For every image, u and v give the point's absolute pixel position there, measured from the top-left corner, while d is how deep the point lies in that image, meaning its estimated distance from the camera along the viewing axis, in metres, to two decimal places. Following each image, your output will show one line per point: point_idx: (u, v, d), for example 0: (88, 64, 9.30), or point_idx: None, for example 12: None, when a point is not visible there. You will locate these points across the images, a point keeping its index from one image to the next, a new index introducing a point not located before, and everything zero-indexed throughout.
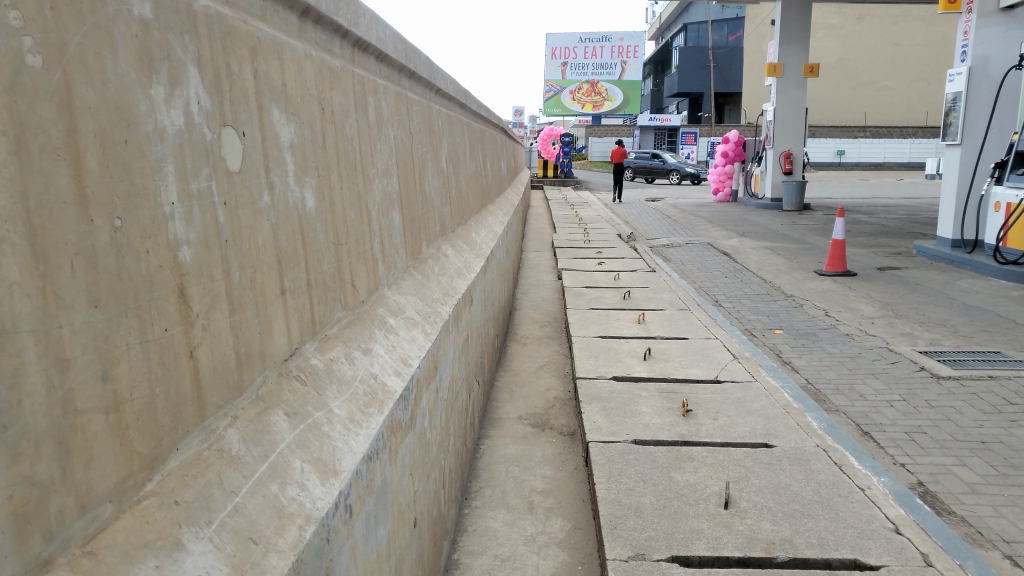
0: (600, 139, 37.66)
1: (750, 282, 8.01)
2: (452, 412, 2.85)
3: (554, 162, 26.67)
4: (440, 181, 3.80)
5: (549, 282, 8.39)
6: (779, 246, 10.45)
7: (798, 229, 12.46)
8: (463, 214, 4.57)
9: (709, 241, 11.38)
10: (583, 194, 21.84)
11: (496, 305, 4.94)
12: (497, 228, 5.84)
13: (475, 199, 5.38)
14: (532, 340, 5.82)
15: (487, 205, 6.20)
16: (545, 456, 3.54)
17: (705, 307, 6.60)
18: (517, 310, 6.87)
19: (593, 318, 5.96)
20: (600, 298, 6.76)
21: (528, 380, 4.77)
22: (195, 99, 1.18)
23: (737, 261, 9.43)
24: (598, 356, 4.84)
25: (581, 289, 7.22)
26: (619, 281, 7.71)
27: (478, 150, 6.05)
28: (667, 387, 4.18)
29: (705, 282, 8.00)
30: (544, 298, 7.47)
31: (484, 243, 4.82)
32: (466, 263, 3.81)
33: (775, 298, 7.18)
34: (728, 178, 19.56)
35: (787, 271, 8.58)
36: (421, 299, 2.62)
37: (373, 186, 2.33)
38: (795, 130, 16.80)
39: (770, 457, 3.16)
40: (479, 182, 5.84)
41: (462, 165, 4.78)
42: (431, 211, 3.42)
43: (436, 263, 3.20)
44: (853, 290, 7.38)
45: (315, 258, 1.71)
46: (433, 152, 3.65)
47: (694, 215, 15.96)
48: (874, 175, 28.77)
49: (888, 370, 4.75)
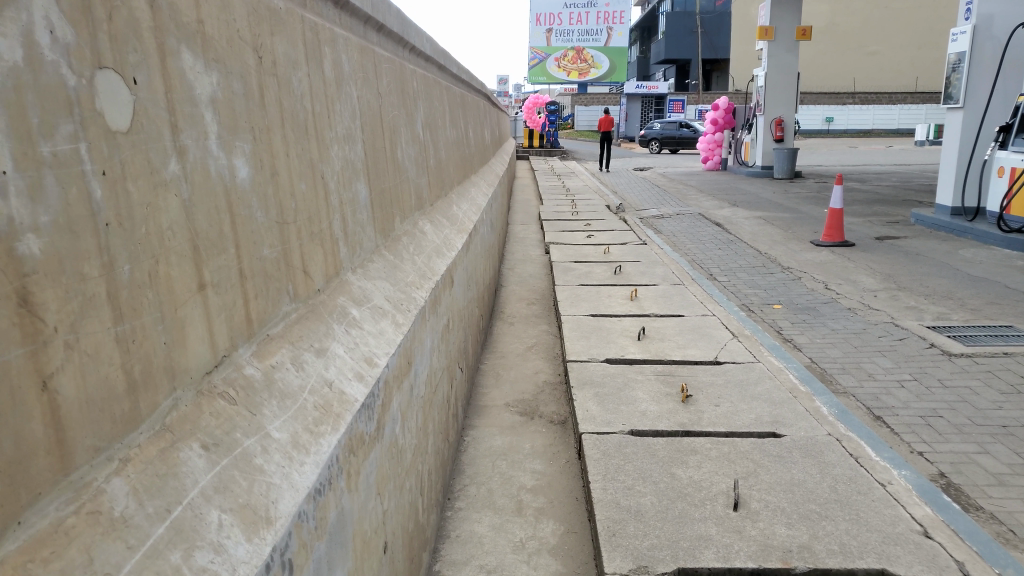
0: (586, 108, 37.07)
1: (745, 254, 7.74)
2: (431, 407, 2.56)
3: (540, 132, 26.17)
4: (417, 151, 3.47)
5: (537, 256, 8.08)
6: (772, 216, 10.18)
7: (791, 199, 12.19)
8: (444, 188, 4.24)
9: (701, 211, 11.09)
10: (570, 164, 21.44)
11: (481, 284, 4.64)
12: (481, 201, 5.51)
13: (457, 171, 5.06)
14: (520, 318, 5.53)
15: (470, 176, 5.87)
16: (535, 448, 3.26)
17: (699, 281, 6.33)
18: (504, 286, 6.58)
19: (583, 294, 5.67)
20: (590, 273, 6.47)
21: (515, 362, 4.49)
22: (39, 28, 0.86)
23: (729, 232, 9.16)
24: (590, 336, 4.56)
25: (570, 263, 6.93)
26: (609, 254, 7.42)
27: (460, 118, 5.70)
28: (664, 369, 3.90)
29: (698, 255, 7.72)
30: (531, 274, 7.17)
31: (467, 216, 4.50)
32: (447, 241, 3.50)
33: (772, 270, 6.92)
34: (718, 146, 19.37)
35: (783, 241, 8.32)
36: (392, 283, 2.31)
37: (331, 154, 2.00)
38: (786, 97, 16.45)
39: (779, 449, 2.91)
40: (462, 152, 5.51)
41: (442, 134, 4.45)
42: (406, 184, 3.09)
43: (411, 240, 2.88)
44: (851, 262, 7.13)
45: (251, 242, 1.40)
46: (407, 119, 3.32)
47: (683, 185, 15.66)
48: (862, 142, 28.51)
49: (896, 347, 4.52)
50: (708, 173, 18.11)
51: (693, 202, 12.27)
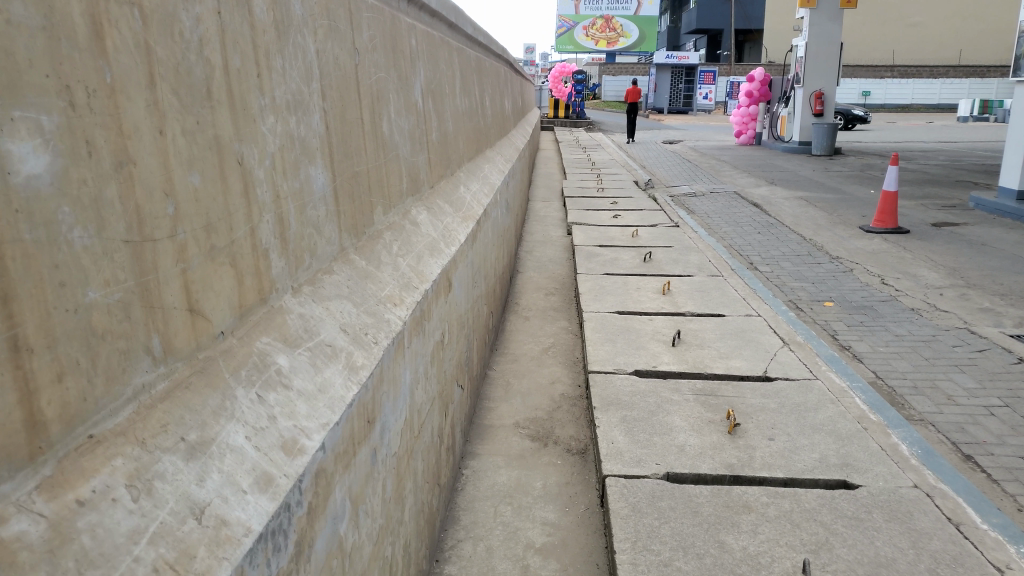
0: (614, 77, 35.89)
1: (787, 240, 7.06)
2: (414, 456, 1.99)
3: (566, 102, 25.29)
4: (412, 123, 2.86)
5: (558, 238, 7.47)
6: (813, 197, 9.41)
7: (833, 178, 11.37)
8: (449, 166, 3.64)
9: (736, 190, 10.34)
10: (595, 136, 20.62)
11: (491, 277, 4.06)
12: (496, 179, 4.90)
13: (468, 144, 4.44)
14: (537, 311, 4.96)
15: (485, 150, 5.25)
16: (547, 488, 2.69)
17: (739, 272, 5.68)
18: (520, 274, 5.99)
19: (609, 287, 5.06)
20: (617, 261, 5.86)
21: (529, 368, 3.92)
22: None
23: (768, 214, 8.44)
24: (616, 339, 3.97)
25: (594, 248, 6.32)
26: (637, 237, 6.78)
27: (474, 83, 5.06)
28: (703, 387, 3.32)
29: (735, 240, 7.05)
30: (552, 259, 6.57)
31: (476, 198, 3.88)
32: (446, 231, 2.89)
33: (819, 261, 6.23)
34: (751, 119, 18.22)
35: (827, 226, 7.61)
36: (353, 302, 1.71)
37: (261, 129, 1.40)
38: (828, 68, 15.44)
39: (855, 508, 2.33)
40: (475, 123, 4.88)
41: (450, 101, 3.84)
42: (393, 164, 2.48)
43: (395, 237, 2.28)
44: (908, 252, 6.43)
45: (55, 280, 0.80)
46: (400, 83, 2.69)
47: (715, 159, 14.84)
48: (901, 117, 27.19)
49: (977, 361, 3.87)
50: (741, 148, 17.21)
51: (726, 179, 11.50)
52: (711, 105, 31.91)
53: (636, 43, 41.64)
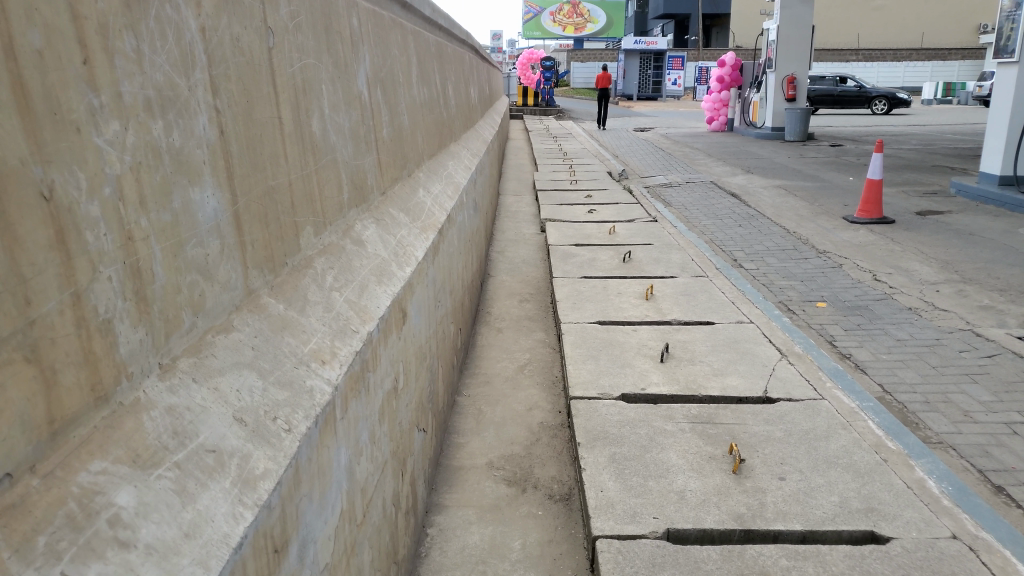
0: (582, 64, 35.52)
1: (770, 233, 6.74)
2: (358, 548, 1.56)
3: (534, 90, 24.85)
4: (355, 119, 2.41)
5: (531, 235, 7.08)
6: (791, 186, 9.13)
7: (809, 164, 11.13)
8: (405, 166, 3.19)
9: (712, 179, 10.02)
10: (564, 124, 20.20)
11: (458, 290, 3.64)
12: (462, 177, 4.46)
13: (428, 139, 3.99)
14: (510, 322, 4.55)
15: (449, 145, 4.80)
16: (526, 550, 2.28)
17: (725, 271, 5.34)
18: (491, 277, 5.56)
19: (587, 292, 4.68)
20: (594, 261, 5.48)
21: (503, 391, 3.52)
22: None
23: (748, 205, 8.13)
24: (598, 356, 3.61)
25: (570, 247, 5.93)
26: (614, 234, 6.41)
27: (434, 71, 4.60)
28: (698, 413, 2.95)
29: (716, 234, 6.71)
30: (525, 259, 6.17)
31: (438, 202, 3.44)
32: (399, 246, 2.45)
33: (805, 256, 5.92)
34: (723, 106, 17.99)
35: (809, 217, 7.32)
36: (259, 371, 1.27)
37: (93, 141, 0.96)
38: (799, 53, 15.21)
39: (892, 572, 1.97)
40: (436, 117, 4.42)
41: (404, 92, 3.39)
42: (328, 171, 2.03)
43: (330, 265, 1.84)
44: (897, 244, 6.14)
45: None
46: (336, 72, 2.23)
47: (688, 147, 14.56)
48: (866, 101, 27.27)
49: (988, 369, 3.54)
50: (712, 135, 16.95)
51: (701, 168, 11.19)
52: (679, 91, 31.72)
53: (603, 29, 41.24)
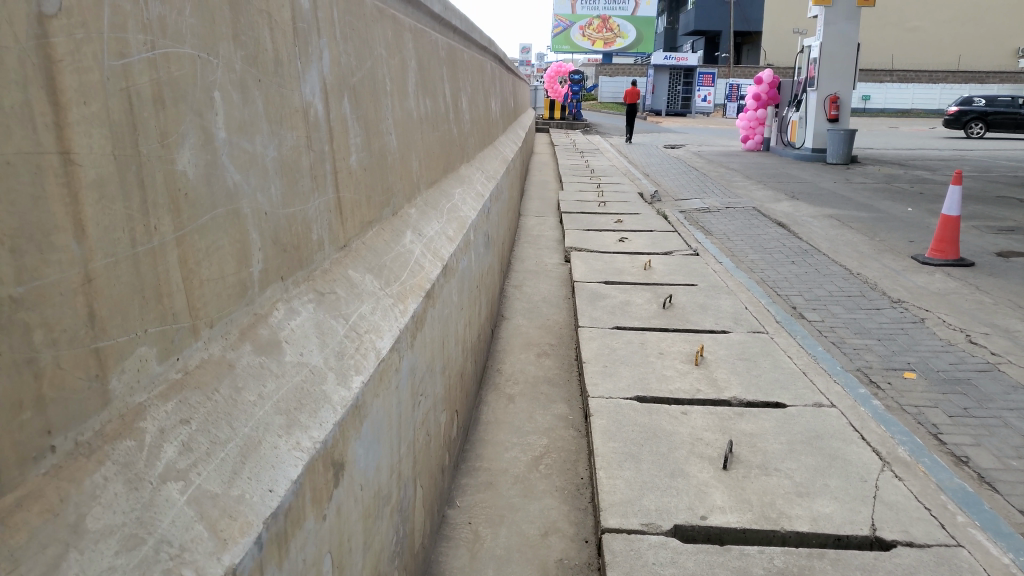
0: (610, 77, 34.70)
1: (831, 273, 5.81)
2: None
3: (561, 102, 24.11)
4: (287, 143, 1.58)
5: (552, 266, 6.23)
6: (845, 215, 8.18)
7: (860, 191, 10.15)
8: (383, 202, 2.35)
9: (754, 204, 9.10)
10: (591, 139, 19.38)
11: (456, 362, 2.79)
12: (469, 207, 3.62)
13: (426, 161, 3.15)
14: (526, 386, 3.69)
15: (458, 167, 3.97)
16: None
17: (788, 326, 4.39)
18: (505, 321, 4.72)
19: (622, 351, 3.81)
20: (628, 305, 4.60)
21: (511, 502, 2.66)
22: None
23: (799, 237, 7.20)
24: (639, 457, 2.75)
25: (599, 286, 5.08)
26: (650, 270, 5.54)
27: (442, 75, 3.76)
28: (786, 566, 2.16)
29: (768, 273, 5.81)
30: (545, 297, 5.33)
31: (432, 247, 2.59)
32: (349, 338, 1.60)
33: (878, 306, 4.98)
34: (759, 124, 17.04)
35: (871, 254, 6.38)
36: None
37: None
38: (843, 70, 14.17)
39: None
40: (441, 132, 3.58)
41: (390, 100, 2.56)
42: (212, 236, 1.21)
43: (180, 417, 1.02)
44: (987, 294, 5.20)
45: None
46: (249, 69, 1.40)
47: (723, 166, 13.64)
48: (901, 123, 26.30)
49: None
50: (748, 154, 15.97)
51: (740, 191, 10.26)
52: (710, 108, 30.79)
53: (632, 42, 40.43)
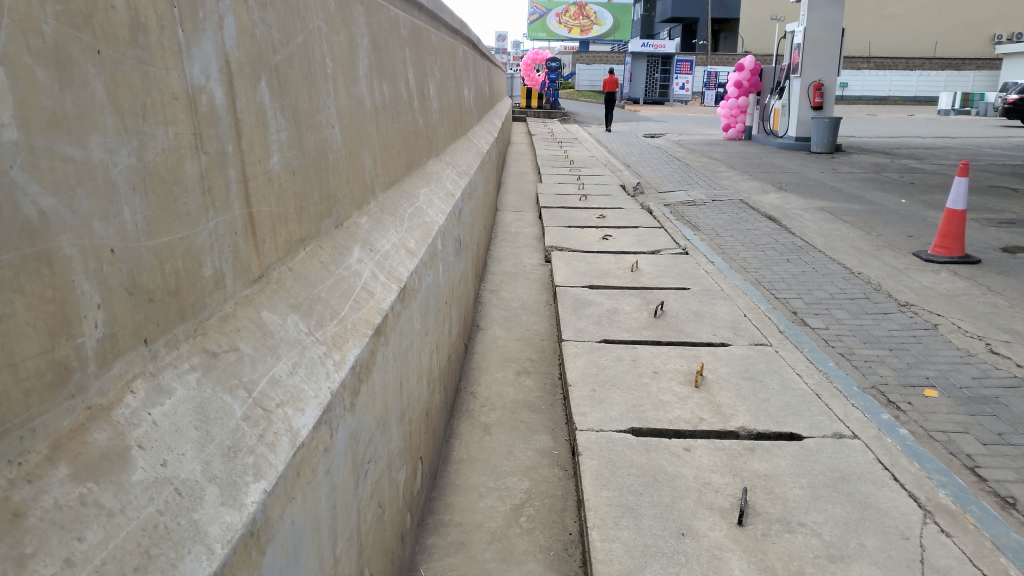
0: (587, 65, 34.21)
1: (829, 272, 5.44)
2: None
3: (538, 91, 23.58)
4: (156, 145, 1.10)
5: (531, 267, 5.79)
6: (836, 208, 7.83)
7: (848, 181, 9.83)
8: (322, 213, 1.88)
9: (741, 196, 8.72)
10: (569, 128, 18.93)
11: (419, 401, 2.33)
12: (436, 210, 3.15)
13: (383, 157, 2.67)
14: (503, 413, 3.24)
15: (423, 162, 3.50)
16: None
17: (792, 336, 3.98)
18: (480, 332, 4.27)
19: (612, 370, 3.38)
20: (616, 314, 4.17)
21: (485, 568, 2.21)
22: None
23: (791, 232, 6.83)
24: (639, 510, 2.32)
25: (583, 291, 4.64)
26: (638, 272, 5.11)
27: (403, 58, 3.27)
28: None
29: (763, 274, 5.42)
30: (524, 302, 4.89)
31: (386, 264, 2.11)
32: (248, 421, 1.14)
33: (884, 311, 4.60)
34: (740, 112, 16.67)
35: (869, 251, 6.02)
36: None
37: None
38: (828, 57, 13.84)
39: None
40: (403, 124, 3.10)
41: (333, 85, 2.08)
42: None
43: None
44: (998, 294, 4.85)
45: None
46: (75, 32, 0.93)
47: (705, 156, 13.28)
48: (879, 111, 26.22)
49: None
50: (729, 143, 15.64)
51: (725, 182, 9.88)
52: (688, 96, 30.49)
53: (609, 30, 39.97)
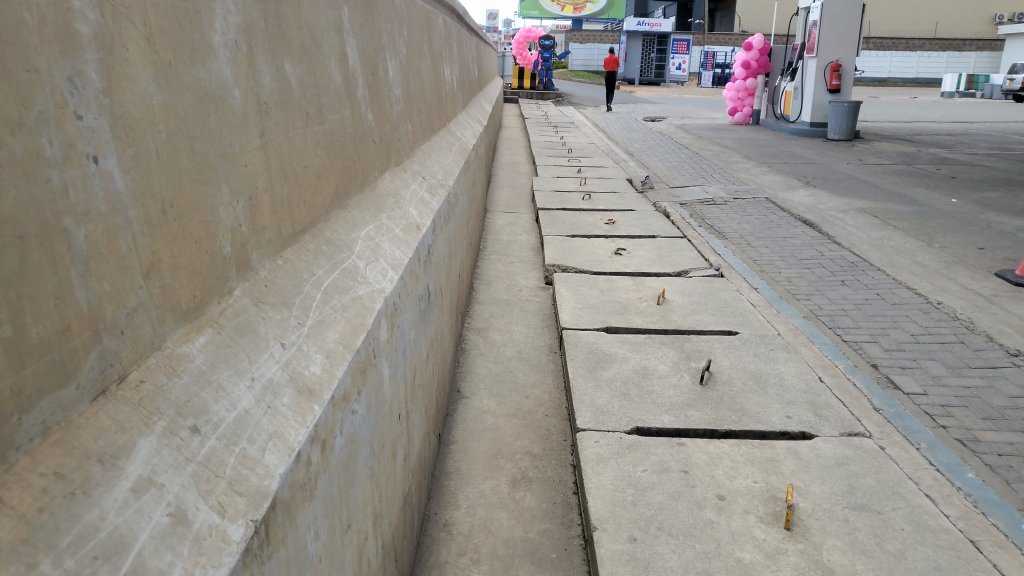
0: (581, 44, 32.80)
1: (903, 302, 4.33)
2: None
3: (531, 71, 22.21)
4: None
5: (528, 292, 4.65)
6: (880, 209, 6.71)
7: (881, 174, 8.72)
8: (16, 394, 0.73)
9: (766, 194, 7.59)
10: (563, 111, 17.67)
11: None
12: (390, 260, 1.97)
13: (278, 189, 1.49)
14: (493, 570, 2.12)
15: (373, 180, 2.33)
16: None
17: (897, 417, 2.87)
18: (460, 402, 3.12)
19: (655, 495, 2.27)
20: (647, 382, 3.06)
21: None
22: None
23: (836, 242, 5.71)
24: None
25: (599, 338, 3.52)
26: (665, 305, 3.99)
27: (333, 15, 2.08)
28: None
29: (820, 306, 4.30)
30: (521, 346, 3.76)
31: (226, 462, 0.96)
32: None
33: (992, 364, 3.50)
34: (748, 95, 15.43)
35: (940, 270, 4.92)
36: None
37: None
38: (847, 36, 12.64)
39: None
40: (329, 123, 1.92)
41: (94, 61, 0.91)
42: None
43: None
44: None
45: None
46: None
47: (714, 143, 12.12)
48: (883, 94, 25.08)
49: None
50: (736, 128, 14.44)
51: (743, 176, 8.73)
52: (684, 77, 29.15)
53: (602, 9, 38.47)
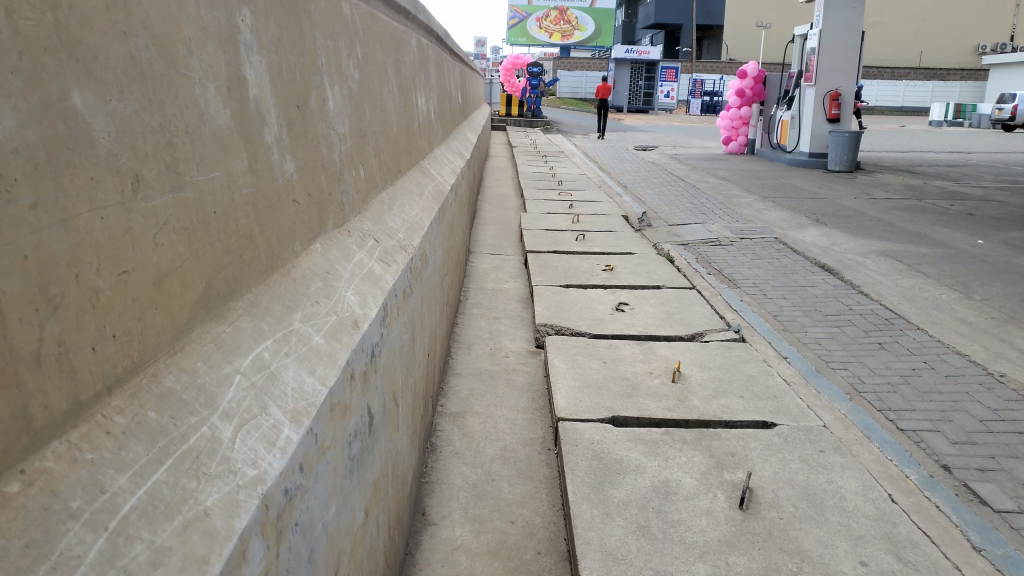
0: (569, 73, 32.50)
1: (961, 374, 3.65)
2: None
3: (518, 98, 21.68)
4: None
5: (515, 358, 3.92)
6: (903, 252, 6.07)
7: (893, 210, 8.13)
8: None
9: (774, 233, 6.95)
10: (552, 139, 17.09)
11: None
12: (292, 404, 1.25)
13: (26, 339, 0.77)
14: None
15: (287, 259, 1.61)
16: None
17: (1006, 563, 2.17)
18: (425, 534, 2.38)
19: None
20: (671, 509, 2.33)
21: None
22: None
23: (864, 292, 5.04)
24: None
25: (604, 435, 2.79)
26: (681, 383, 3.28)
27: (218, 19, 1.37)
28: None
29: (864, 380, 3.61)
30: (506, 439, 3.02)
31: None
32: None
33: None
34: (742, 123, 14.86)
35: (991, 330, 4.26)
36: None
37: None
38: (846, 64, 12.18)
39: None
40: (194, 188, 1.20)
41: None
42: None
43: None
44: None
45: None
46: None
47: (710, 175, 11.53)
48: (872, 122, 24.81)
49: None
50: (730, 158, 13.89)
51: (747, 212, 8.09)
52: (672, 103, 28.75)
53: (590, 38, 38.35)
